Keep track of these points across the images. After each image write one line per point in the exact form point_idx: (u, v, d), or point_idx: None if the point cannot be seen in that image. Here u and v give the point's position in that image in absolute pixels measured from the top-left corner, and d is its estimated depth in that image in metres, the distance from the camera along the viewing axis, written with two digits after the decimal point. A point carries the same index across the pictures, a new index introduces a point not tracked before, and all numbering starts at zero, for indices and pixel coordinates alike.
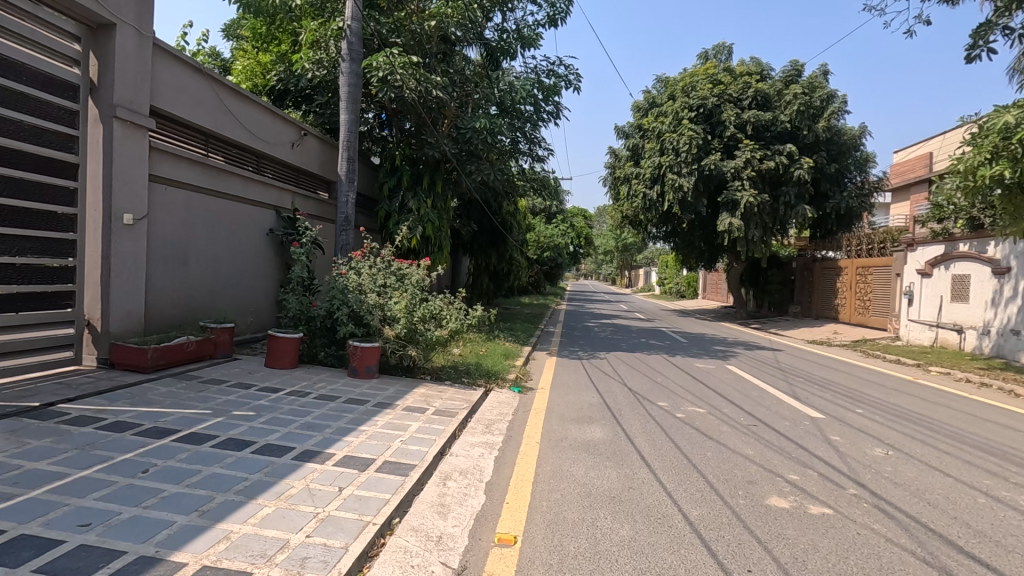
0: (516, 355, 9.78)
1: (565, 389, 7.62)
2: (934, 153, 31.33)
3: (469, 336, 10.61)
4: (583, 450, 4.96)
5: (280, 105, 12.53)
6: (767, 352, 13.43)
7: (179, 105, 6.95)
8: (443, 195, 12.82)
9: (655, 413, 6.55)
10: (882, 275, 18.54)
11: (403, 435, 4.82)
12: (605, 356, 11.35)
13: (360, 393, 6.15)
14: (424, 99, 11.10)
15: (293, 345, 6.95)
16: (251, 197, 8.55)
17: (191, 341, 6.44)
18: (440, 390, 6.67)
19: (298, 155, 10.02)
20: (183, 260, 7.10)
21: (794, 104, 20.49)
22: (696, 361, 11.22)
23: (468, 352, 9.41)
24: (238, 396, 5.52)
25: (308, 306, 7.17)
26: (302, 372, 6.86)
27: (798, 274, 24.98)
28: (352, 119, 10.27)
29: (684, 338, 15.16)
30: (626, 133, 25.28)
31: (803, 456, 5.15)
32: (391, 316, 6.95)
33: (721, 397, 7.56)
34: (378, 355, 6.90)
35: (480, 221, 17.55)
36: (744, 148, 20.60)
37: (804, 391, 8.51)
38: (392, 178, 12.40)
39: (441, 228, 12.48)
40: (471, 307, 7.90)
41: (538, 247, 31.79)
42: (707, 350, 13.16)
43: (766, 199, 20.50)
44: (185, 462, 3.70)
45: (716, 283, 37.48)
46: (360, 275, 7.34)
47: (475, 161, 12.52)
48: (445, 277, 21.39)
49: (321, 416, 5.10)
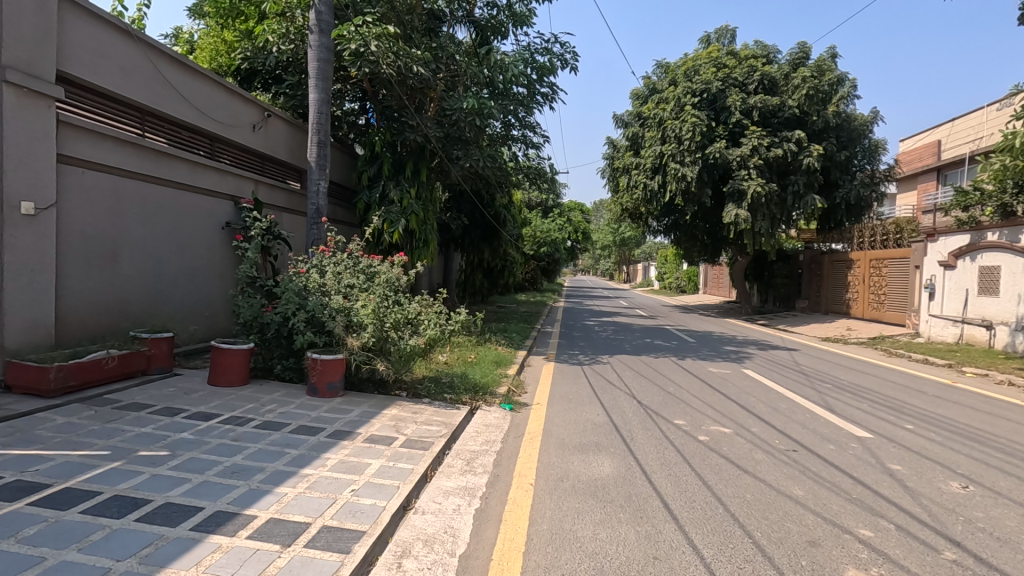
0: (508, 362, 8.68)
1: (564, 404, 6.54)
2: (943, 141, 30.37)
3: (456, 341, 9.53)
4: (589, 496, 3.87)
5: (247, 87, 11.41)
6: (783, 353, 12.38)
7: (100, 73, 5.86)
8: (428, 185, 11.74)
9: (673, 435, 5.46)
10: (898, 268, 17.50)
11: (358, 480, 3.73)
12: (608, 361, 10.27)
13: (316, 418, 5.05)
14: (404, 77, 9.95)
15: (242, 358, 5.86)
16: (203, 186, 7.42)
17: (112, 356, 5.31)
18: (414, 411, 5.57)
19: (261, 140, 8.89)
20: (111, 259, 5.99)
21: (802, 88, 19.40)
22: (708, 364, 10.17)
23: (454, 360, 8.32)
24: (158, 426, 4.42)
25: (261, 311, 6.06)
26: (252, 391, 5.74)
27: (805, 267, 23.93)
28: (323, 98, 9.20)
29: (692, 338, 14.06)
30: (624, 121, 24.20)
31: (867, 496, 4.08)
32: (358, 322, 5.84)
33: (746, 412, 6.50)
34: (343, 368, 5.82)
35: (471, 214, 16.42)
36: (750, 135, 19.54)
37: (836, 400, 7.45)
38: (372, 166, 11.20)
39: (426, 221, 11.38)
40: (454, 310, 6.77)
41: (534, 242, 30.79)
42: (718, 351, 12.11)
43: (774, 188, 19.44)
44: (26, 545, 2.61)
45: (718, 277, 36.49)
46: (324, 274, 6.26)
47: (462, 146, 11.46)
48: (437, 274, 20.32)
49: (257, 455, 4.01)
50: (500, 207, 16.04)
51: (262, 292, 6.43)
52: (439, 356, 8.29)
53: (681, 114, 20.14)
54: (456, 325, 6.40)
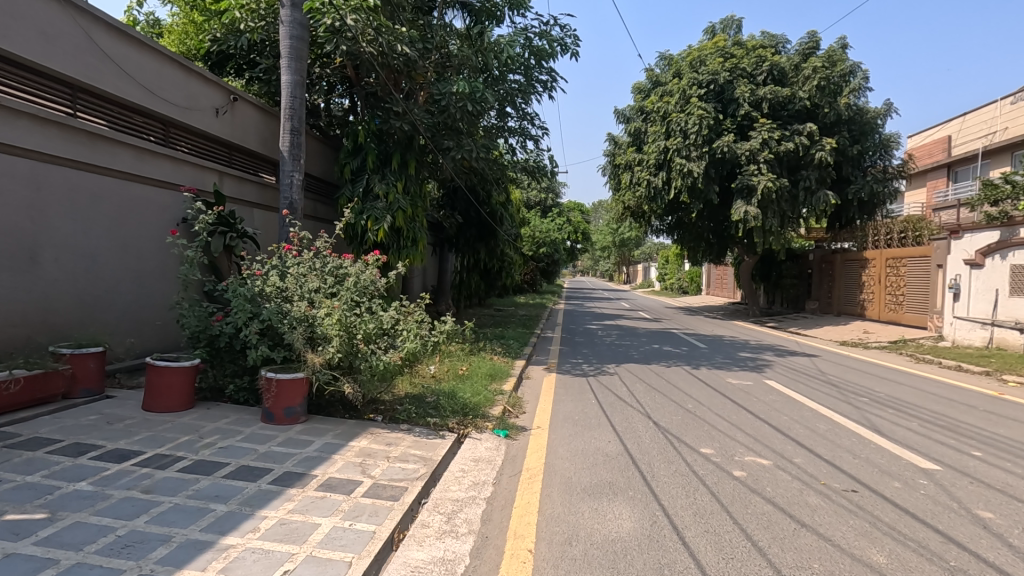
0: (503, 375, 7.71)
1: (569, 428, 5.57)
2: (953, 136, 29.52)
3: (446, 351, 8.55)
4: (606, 570, 2.92)
5: (218, 72, 10.47)
6: (803, 360, 11.42)
7: (12, 38, 4.92)
8: (417, 179, 10.79)
9: (703, 471, 4.50)
10: (917, 267, 16.59)
11: (299, 554, 2.79)
12: (616, 370, 9.31)
13: (263, 454, 4.08)
14: (388, 56, 9.09)
15: (184, 379, 4.90)
16: (152, 175, 6.47)
17: (17, 380, 4.33)
18: (388, 442, 4.61)
19: (227, 126, 7.93)
20: (28, 260, 5.03)
21: (813, 79, 18.49)
22: (725, 374, 9.22)
23: (442, 374, 7.36)
24: (52, 472, 3.45)
25: (208, 322, 5.09)
26: (195, 416, 4.77)
27: (815, 267, 23.03)
28: (297, 81, 8.27)
29: (703, 344, 13.10)
30: (626, 116, 23.27)
31: (969, 564, 3.12)
32: (322, 334, 4.89)
33: (782, 436, 5.52)
34: (304, 390, 4.86)
35: (466, 212, 15.54)
36: (760, 128, 18.61)
37: (881, 419, 6.48)
38: (356, 158, 10.32)
39: (415, 217, 10.44)
40: (439, 318, 5.80)
41: (533, 242, 29.86)
42: (732, 358, 11.16)
43: (785, 183, 18.52)
44: None
45: (722, 278, 35.58)
46: (286, 277, 5.32)
47: (455, 136, 10.41)
48: (431, 276, 19.38)
49: (170, 516, 3.05)
50: (497, 204, 15.10)
51: (215, 300, 5.46)
52: (424, 371, 7.33)
53: (687, 107, 19.24)
54: (444, 334, 5.42)
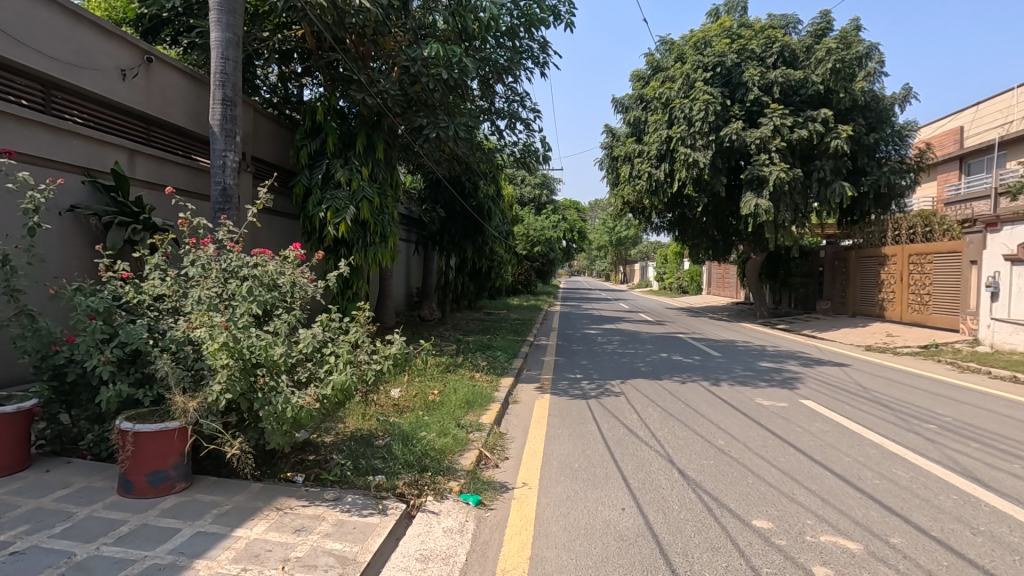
0: (483, 402, 6.18)
1: (567, 486, 4.08)
2: (966, 127, 28.26)
3: (414, 369, 7.04)
4: None
5: (152, 39, 8.93)
6: (834, 371, 9.92)
7: None
8: (387, 164, 9.29)
9: (768, 568, 3.00)
10: (946, 263, 15.13)
11: None
12: (621, 389, 7.77)
13: (77, 565, 2.56)
14: (345, 11, 7.67)
15: (5, 430, 3.38)
16: (17, 148, 4.95)
17: None
18: (298, 527, 3.09)
19: (139, 93, 6.40)
20: None
21: (828, 60, 17.04)
22: (752, 393, 7.71)
23: (402, 405, 5.85)
24: None
25: (52, 346, 3.56)
26: (18, 487, 3.26)
27: (826, 265, 21.62)
28: (230, 39, 6.74)
29: (718, 352, 11.61)
30: (624, 105, 21.86)
31: None
32: (207, 366, 3.36)
33: (859, 496, 4.02)
34: (179, 447, 3.32)
35: (449, 206, 14.18)
36: (771, 114, 17.20)
37: (971, 461, 4.97)
38: (313, 139, 8.83)
39: (384, 208, 8.91)
40: (387, 336, 4.27)
41: (527, 241, 28.37)
42: (754, 370, 9.64)
43: (799, 173, 17.09)
44: None
45: (724, 276, 34.12)
46: (169, 282, 3.80)
47: (429, 112, 8.94)
48: (414, 278, 17.97)
49: None
50: (483, 197, 13.71)
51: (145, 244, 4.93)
52: (379, 400, 5.86)
53: (691, 93, 17.82)
54: (390, 358, 3.86)
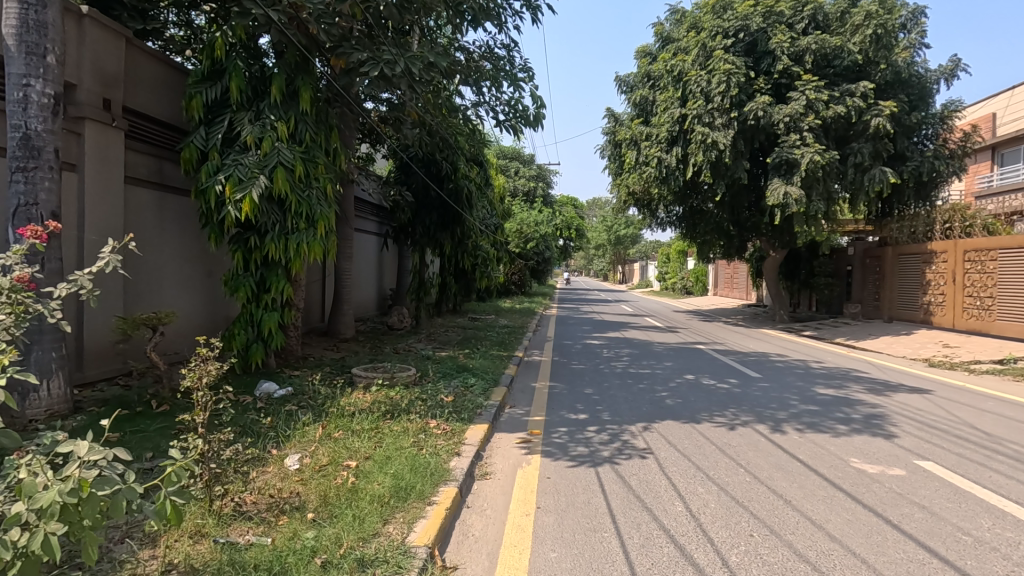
0: (428, 487, 3.70)
1: None
2: (999, 114, 25.90)
3: (334, 433, 4.60)
4: None
5: None
6: (919, 402, 7.48)
7: None
8: (321, 121, 6.81)
9: None
10: (1014, 260, 12.77)
11: None
12: (645, 441, 5.28)
13: None
14: None
15: None
16: None
17: None
18: None
19: None
20: None
21: (867, 26, 14.67)
22: (838, 448, 5.25)
23: (274, 509, 3.31)
24: None
25: None
26: None
27: (856, 264, 19.26)
28: None
29: (757, 373, 9.17)
30: (629, 85, 19.45)
31: None
32: None
33: None
34: None
35: (421, 191, 11.79)
36: (803, 86, 14.85)
37: None
38: (210, 82, 6.34)
39: (312, 180, 6.43)
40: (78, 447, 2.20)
41: (520, 237, 25.99)
42: (818, 402, 7.18)
43: (835, 156, 14.67)
44: None
45: (733, 275, 31.71)
46: None
47: (371, 46, 6.47)
48: (388, 277, 15.64)
49: None
50: (463, 179, 11.28)
51: None
52: (226, 485, 3.24)
53: (709, 63, 15.41)
54: (54, 509, 1.99)
